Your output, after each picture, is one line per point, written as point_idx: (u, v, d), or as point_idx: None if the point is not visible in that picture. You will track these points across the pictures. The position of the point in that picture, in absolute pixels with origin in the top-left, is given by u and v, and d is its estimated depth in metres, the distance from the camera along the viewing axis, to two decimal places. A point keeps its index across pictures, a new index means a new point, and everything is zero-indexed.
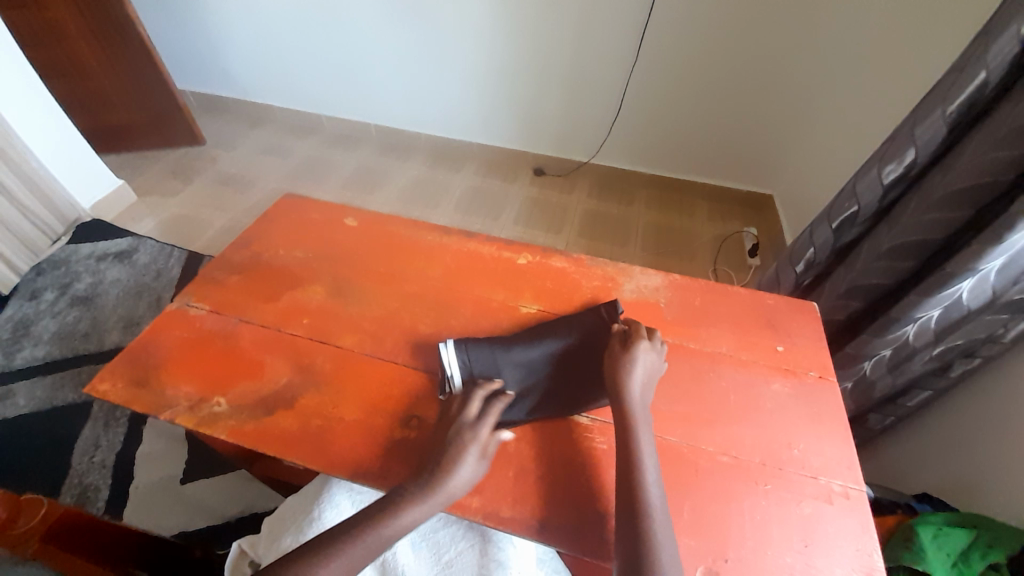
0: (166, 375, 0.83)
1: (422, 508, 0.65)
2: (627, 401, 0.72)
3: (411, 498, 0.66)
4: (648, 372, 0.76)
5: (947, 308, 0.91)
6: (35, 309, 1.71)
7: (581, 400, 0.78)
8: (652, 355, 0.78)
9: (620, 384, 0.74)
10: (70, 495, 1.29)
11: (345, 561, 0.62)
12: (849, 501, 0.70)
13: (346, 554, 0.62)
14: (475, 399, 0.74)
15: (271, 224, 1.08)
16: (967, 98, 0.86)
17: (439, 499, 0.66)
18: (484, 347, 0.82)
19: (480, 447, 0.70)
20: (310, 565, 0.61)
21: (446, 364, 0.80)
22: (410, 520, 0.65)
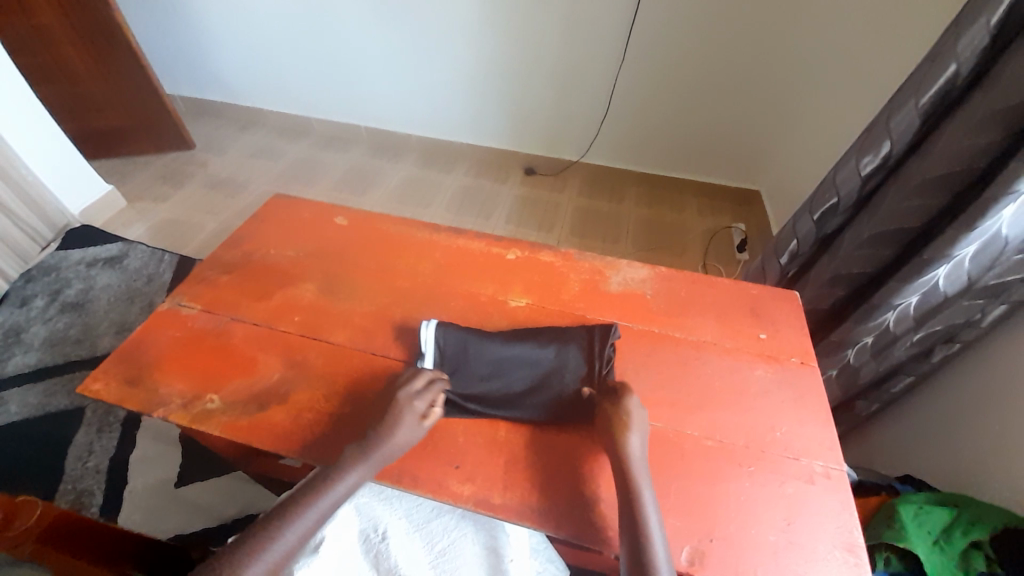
0: (159, 373, 0.83)
1: (360, 470, 0.69)
2: (624, 455, 0.69)
3: (345, 466, 0.69)
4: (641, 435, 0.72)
5: (924, 294, 0.94)
6: (26, 316, 1.70)
7: (562, 409, 0.77)
8: (641, 415, 0.74)
9: (615, 441, 0.70)
10: (65, 500, 1.29)
11: (299, 529, 0.64)
12: (831, 481, 0.72)
13: (299, 522, 0.64)
14: (421, 376, 0.77)
15: (260, 224, 1.09)
16: (938, 89, 0.89)
17: (376, 460, 0.70)
18: (464, 332, 0.84)
19: (420, 414, 0.74)
20: (265, 536, 0.63)
21: (423, 341, 0.83)
22: (347, 485, 0.68)
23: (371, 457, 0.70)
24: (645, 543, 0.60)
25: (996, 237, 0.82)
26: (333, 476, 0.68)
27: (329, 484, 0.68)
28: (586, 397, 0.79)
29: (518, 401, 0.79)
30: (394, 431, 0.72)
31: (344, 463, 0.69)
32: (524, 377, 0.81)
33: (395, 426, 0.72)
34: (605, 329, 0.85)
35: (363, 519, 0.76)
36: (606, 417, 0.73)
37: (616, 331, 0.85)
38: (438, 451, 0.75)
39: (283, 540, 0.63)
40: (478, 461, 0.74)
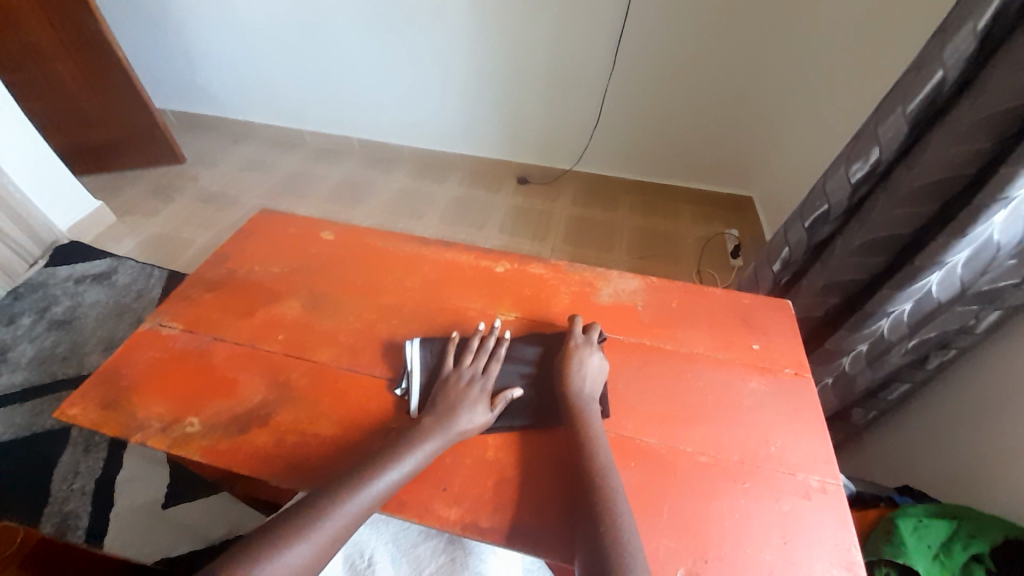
0: (136, 396, 0.81)
1: (434, 444, 0.72)
2: (577, 399, 0.76)
3: (415, 441, 0.71)
4: (594, 373, 0.79)
5: (918, 301, 0.93)
6: (12, 335, 1.67)
7: (549, 418, 0.77)
8: (596, 359, 0.81)
9: (567, 378, 0.78)
10: (49, 524, 1.26)
11: (371, 495, 0.66)
12: (827, 497, 0.70)
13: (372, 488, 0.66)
14: (482, 355, 0.81)
15: (246, 239, 1.08)
16: (926, 96, 0.88)
17: (453, 435, 0.73)
18: (443, 346, 0.83)
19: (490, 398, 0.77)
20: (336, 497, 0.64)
21: (409, 359, 0.82)
22: (419, 458, 0.70)
23: (444, 433, 0.72)
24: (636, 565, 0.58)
25: (988, 243, 0.81)
26: (400, 452, 0.70)
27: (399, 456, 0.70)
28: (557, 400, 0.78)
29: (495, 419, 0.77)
30: (465, 412, 0.74)
31: (413, 439, 0.72)
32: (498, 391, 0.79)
33: (464, 408, 0.75)
34: (596, 329, 0.86)
35: (350, 547, 0.74)
36: (559, 368, 0.80)
37: (599, 331, 0.86)
38: (423, 472, 0.73)
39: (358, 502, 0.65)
40: (465, 482, 0.72)
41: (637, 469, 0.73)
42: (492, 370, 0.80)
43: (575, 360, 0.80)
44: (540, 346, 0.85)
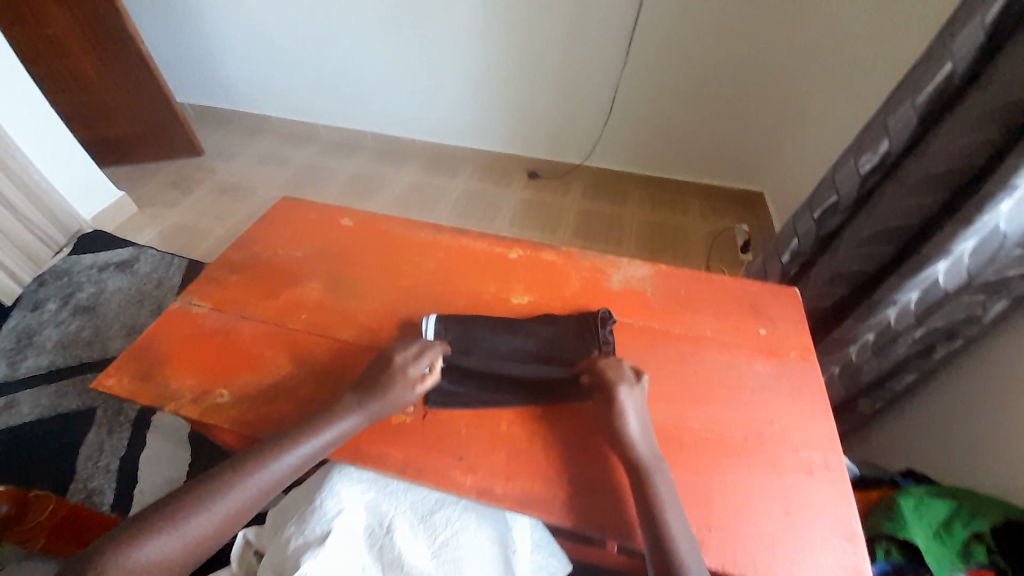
0: (170, 369, 0.86)
1: (349, 421, 0.75)
2: (626, 439, 0.71)
3: (340, 412, 0.75)
4: (640, 413, 0.74)
5: (925, 290, 0.95)
6: (39, 319, 1.74)
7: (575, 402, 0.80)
8: (637, 394, 0.76)
9: (616, 420, 0.72)
10: (76, 498, 1.32)
11: (269, 472, 0.69)
12: (829, 473, 0.72)
13: (271, 467, 0.70)
14: (412, 346, 0.81)
15: (269, 225, 1.12)
16: (935, 88, 0.90)
17: (369, 412, 0.76)
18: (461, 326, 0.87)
19: (411, 381, 0.78)
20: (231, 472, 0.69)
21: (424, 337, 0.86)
22: (339, 429, 0.74)
23: (364, 410, 0.76)
24: (670, 537, 0.62)
25: (993, 232, 0.84)
26: (311, 429, 0.74)
27: (321, 427, 0.74)
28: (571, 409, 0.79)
29: (515, 389, 0.81)
30: (389, 390, 0.77)
31: (339, 409, 0.76)
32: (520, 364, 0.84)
33: (389, 386, 0.77)
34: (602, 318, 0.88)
35: (370, 515, 0.73)
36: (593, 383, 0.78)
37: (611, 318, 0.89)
38: (439, 444, 0.76)
39: (259, 476, 0.69)
40: (482, 453, 0.75)
41: None
42: (433, 357, 0.81)
43: (620, 408, 0.73)
44: (554, 327, 0.88)
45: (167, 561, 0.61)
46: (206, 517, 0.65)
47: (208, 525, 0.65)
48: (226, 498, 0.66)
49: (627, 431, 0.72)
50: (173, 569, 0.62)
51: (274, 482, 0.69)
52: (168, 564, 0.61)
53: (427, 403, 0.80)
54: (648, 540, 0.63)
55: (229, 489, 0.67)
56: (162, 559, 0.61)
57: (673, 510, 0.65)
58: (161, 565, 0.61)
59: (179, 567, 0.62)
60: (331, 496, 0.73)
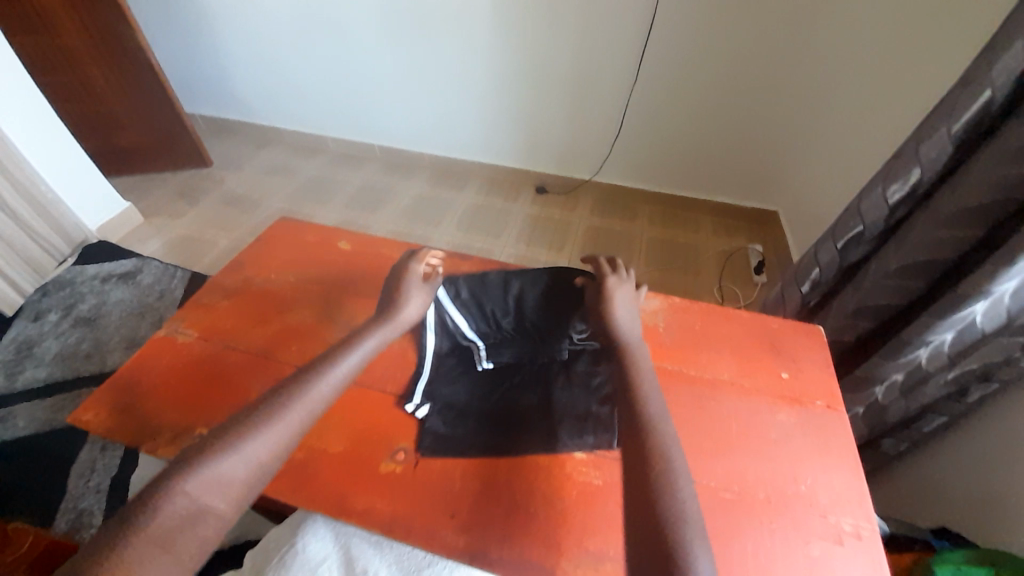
0: (150, 404, 0.81)
1: (384, 331, 0.78)
2: (620, 335, 0.76)
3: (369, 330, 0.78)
4: (628, 304, 0.81)
5: (960, 330, 0.88)
6: (39, 330, 1.70)
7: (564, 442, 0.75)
8: (625, 287, 0.82)
9: (608, 318, 0.78)
10: (65, 520, 1.26)
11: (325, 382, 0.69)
12: (861, 543, 0.65)
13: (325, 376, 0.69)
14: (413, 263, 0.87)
15: (266, 246, 1.08)
16: (972, 116, 0.83)
17: (397, 324, 0.80)
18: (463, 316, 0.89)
19: (419, 294, 0.84)
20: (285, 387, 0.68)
21: (420, 377, 0.84)
22: (378, 341, 0.77)
23: (391, 323, 0.79)
24: (679, 508, 0.57)
25: None
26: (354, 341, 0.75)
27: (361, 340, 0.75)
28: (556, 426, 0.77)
29: (512, 437, 0.76)
30: (406, 303, 0.82)
31: (368, 327, 0.78)
32: (526, 377, 0.85)
33: (406, 300, 0.83)
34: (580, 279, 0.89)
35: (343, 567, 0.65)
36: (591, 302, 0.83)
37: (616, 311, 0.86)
38: (430, 497, 0.70)
39: (318, 387, 0.68)
40: (475, 510, 0.69)
41: None
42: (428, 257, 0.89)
43: (610, 300, 0.80)
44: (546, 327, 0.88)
45: (241, 474, 0.59)
46: (265, 439, 0.62)
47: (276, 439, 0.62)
48: (284, 415, 0.64)
49: (614, 316, 0.78)
50: (255, 479, 0.60)
51: (335, 390, 0.69)
52: (242, 477, 0.59)
53: (420, 449, 0.75)
54: (634, 527, 0.56)
55: (288, 401, 0.65)
56: (229, 482, 0.58)
57: (664, 434, 0.64)
58: (236, 479, 0.59)
59: (256, 479, 0.60)
60: (313, 541, 0.67)
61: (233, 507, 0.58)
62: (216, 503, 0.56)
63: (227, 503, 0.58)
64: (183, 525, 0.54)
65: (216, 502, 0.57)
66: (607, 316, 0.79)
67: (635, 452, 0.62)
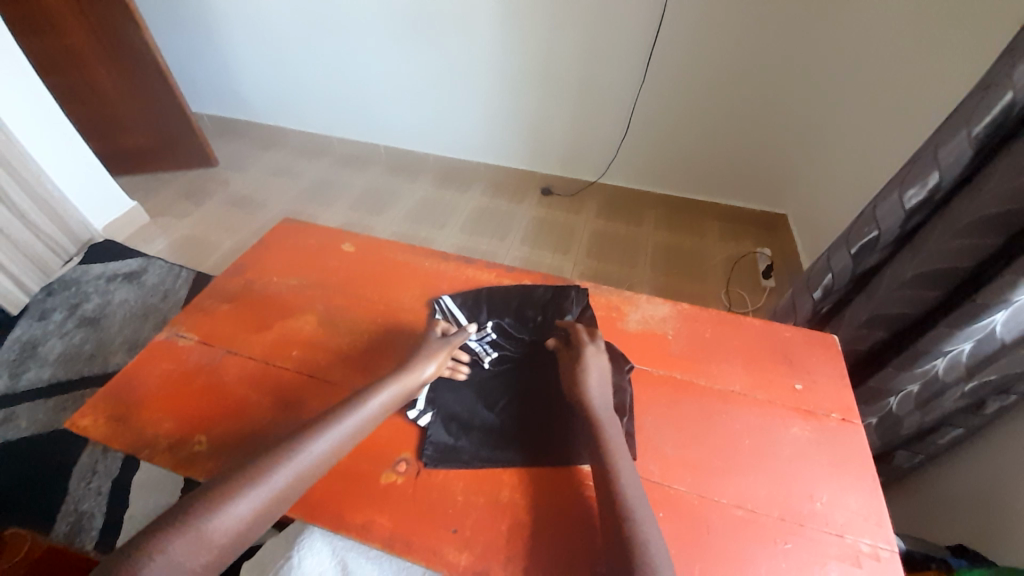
0: (147, 411, 0.79)
1: (392, 392, 0.75)
2: (590, 407, 0.73)
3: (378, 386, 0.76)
4: (602, 375, 0.77)
5: (978, 341, 0.85)
6: (43, 330, 1.70)
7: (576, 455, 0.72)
8: (599, 356, 0.79)
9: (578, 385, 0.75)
10: (65, 523, 1.24)
11: (323, 444, 0.68)
12: (879, 564, 0.63)
13: (325, 437, 0.68)
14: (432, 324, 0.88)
15: (268, 249, 1.07)
16: (993, 119, 0.80)
17: (408, 384, 0.77)
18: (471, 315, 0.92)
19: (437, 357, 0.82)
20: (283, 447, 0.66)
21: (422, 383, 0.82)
22: (384, 401, 0.74)
23: (401, 380, 0.77)
24: None
25: None
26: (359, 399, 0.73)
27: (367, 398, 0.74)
28: (568, 443, 0.74)
29: (517, 447, 0.74)
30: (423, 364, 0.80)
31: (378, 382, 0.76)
32: (527, 378, 0.84)
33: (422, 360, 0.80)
34: (577, 293, 0.93)
35: None
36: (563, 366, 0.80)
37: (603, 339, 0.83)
38: (432, 510, 0.68)
39: (313, 450, 0.67)
40: (478, 526, 0.67)
41: (665, 520, 0.67)
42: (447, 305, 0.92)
43: (580, 368, 0.77)
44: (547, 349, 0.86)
45: (219, 540, 0.58)
46: (250, 500, 0.61)
47: (261, 503, 0.61)
48: (269, 479, 0.63)
49: (586, 384, 0.75)
50: (229, 547, 0.58)
51: (328, 454, 0.68)
52: (220, 543, 0.58)
53: (423, 459, 0.73)
54: None
55: (281, 462, 0.64)
56: (209, 545, 0.57)
57: (629, 486, 0.64)
58: (213, 544, 0.57)
59: (231, 547, 0.59)
60: (310, 555, 0.69)
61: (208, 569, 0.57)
62: (187, 570, 0.55)
63: (203, 565, 0.56)
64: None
65: (192, 564, 0.56)
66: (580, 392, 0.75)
67: (603, 502, 0.63)
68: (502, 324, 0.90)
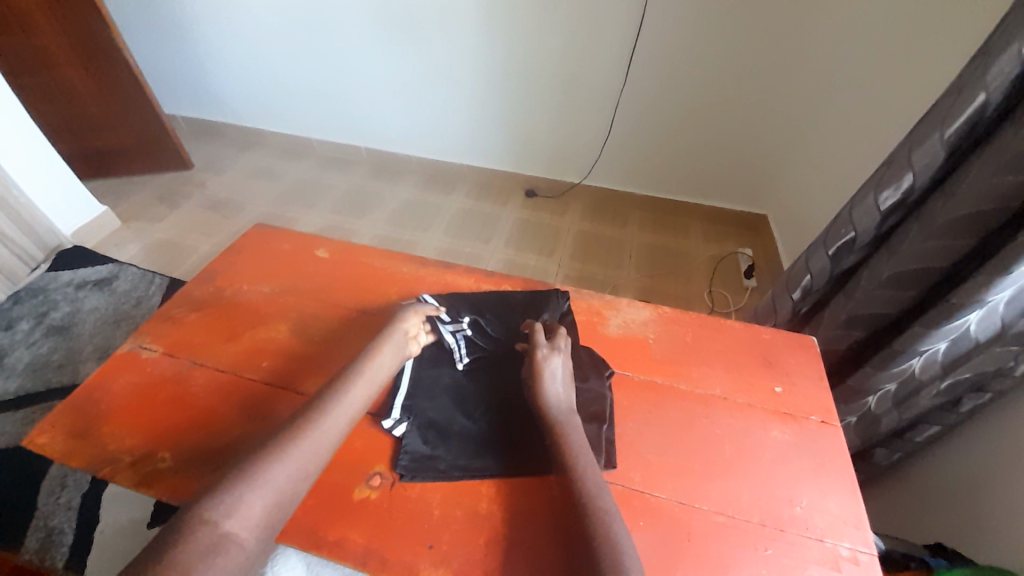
0: (108, 426, 0.76)
1: (386, 356, 0.78)
2: (551, 414, 0.72)
3: (371, 352, 0.78)
4: (563, 375, 0.77)
5: (954, 340, 0.86)
6: (10, 340, 1.63)
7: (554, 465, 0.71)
8: (557, 362, 0.78)
9: (541, 392, 0.74)
10: (35, 539, 1.18)
11: (345, 411, 0.70)
12: (859, 568, 0.63)
13: (344, 404, 0.71)
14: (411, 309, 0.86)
15: (240, 255, 1.03)
16: (966, 122, 0.81)
17: (399, 348, 0.81)
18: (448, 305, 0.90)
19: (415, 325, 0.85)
20: (303, 418, 0.68)
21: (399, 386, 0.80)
22: (380, 365, 0.77)
23: (389, 343, 0.80)
24: None
25: None
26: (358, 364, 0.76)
27: (364, 363, 0.76)
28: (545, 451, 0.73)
29: (496, 456, 0.73)
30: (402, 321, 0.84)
31: (369, 349, 0.79)
32: (502, 384, 0.82)
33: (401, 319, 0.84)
34: (557, 299, 0.91)
35: None
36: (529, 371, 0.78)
37: (566, 337, 0.82)
38: (409, 525, 0.66)
39: (333, 420, 0.69)
40: (455, 540, 0.65)
41: (647, 530, 0.65)
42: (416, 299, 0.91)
43: (544, 374, 0.76)
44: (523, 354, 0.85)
45: (256, 510, 0.59)
46: (284, 469, 0.62)
47: (293, 474, 0.63)
48: (299, 447, 0.65)
49: (549, 394, 0.74)
50: (275, 518, 0.60)
51: (348, 421, 0.70)
52: (261, 513, 0.59)
53: (397, 471, 0.71)
54: None
55: (303, 431, 0.66)
56: (249, 515, 0.58)
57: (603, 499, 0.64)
58: (254, 516, 0.59)
59: (273, 516, 0.60)
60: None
61: (257, 537, 0.58)
62: (236, 541, 0.57)
63: (252, 535, 0.58)
64: (215, 558, 0.54)
65: (241, 533, 0.57)
66: (541, 397, 0.74)
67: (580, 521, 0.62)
68: (478, 321, 0.88)
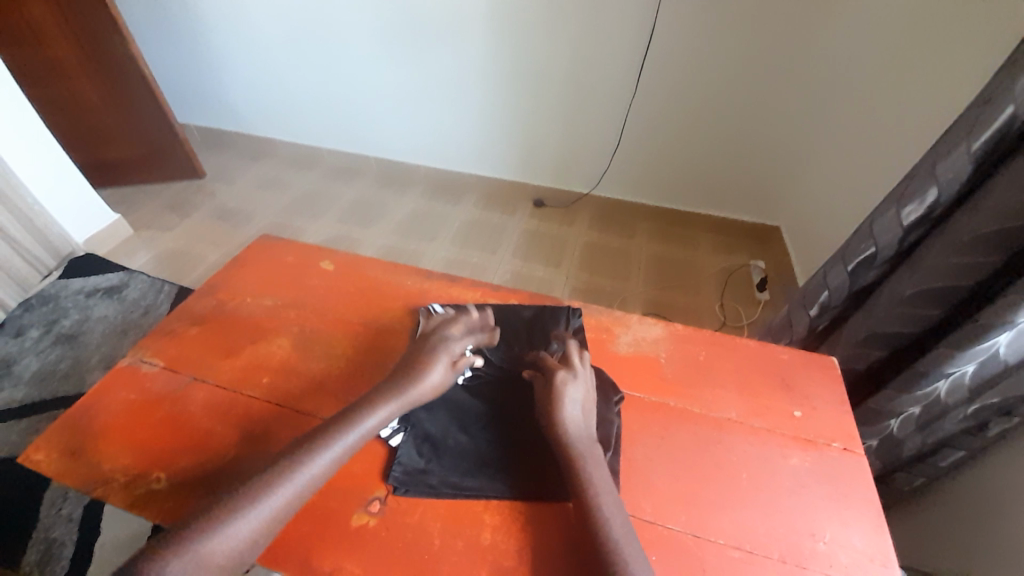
0: (104, 444, 0.74)
1: (393, 406, 0.71)
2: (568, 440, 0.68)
3: (378, 401, 0.71)
4: (584, 403, 0.72)
5: (982, 362, 0.81)
6: (20, 347, 1.63)
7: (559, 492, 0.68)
8: (576, 385, 0.74)
9: (556, 418, 0.70)
10: (36, 551, 1.16)
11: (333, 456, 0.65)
12: None
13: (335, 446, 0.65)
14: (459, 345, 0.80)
15: (244, 267, 1.02)
16: (993, 135, 0.78)
17: (411, 400, 0.72)
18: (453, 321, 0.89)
19: (449, 364, 0.77)
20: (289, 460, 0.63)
21: None
22: (380, 417, 0.69)
23: (401, 397, 0.72)
24: None
25: None
26: (362, 412, 0.69)
27: (364, 414, 0.69)
28: (552, 475, 0.69)
29: (496, 477, 0.70)
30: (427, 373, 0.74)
31: (376, 399, 0.71)
32: (509, 403, 0.78)
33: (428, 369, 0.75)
34: (567, 317, 0.90)
35: None
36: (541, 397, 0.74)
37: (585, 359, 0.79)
38: (407, 555, 0.63)
39: (316, 465, 0.63)
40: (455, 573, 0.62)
41: (658, 564, 0.62)
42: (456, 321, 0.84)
43: (561, 397, 0.72)
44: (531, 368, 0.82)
45: (213, 559, 0.55)
46: (252, 518, 0.58)
47: (257, 523, 0.58)
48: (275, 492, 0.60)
49: (564, 417, 0.70)
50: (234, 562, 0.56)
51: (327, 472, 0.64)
52: (218, 563, 0.55)
53: (390, 485, 0.69)
54: None
55: (284, 476, 0.61)
56: (209, 562, 0.54)
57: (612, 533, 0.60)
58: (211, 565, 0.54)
59: (229, 567, 0.56)
60: None
61: None
62: None
63: None
64: None
65: None
66: (554, 414, 0.71)
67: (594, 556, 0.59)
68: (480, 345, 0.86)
